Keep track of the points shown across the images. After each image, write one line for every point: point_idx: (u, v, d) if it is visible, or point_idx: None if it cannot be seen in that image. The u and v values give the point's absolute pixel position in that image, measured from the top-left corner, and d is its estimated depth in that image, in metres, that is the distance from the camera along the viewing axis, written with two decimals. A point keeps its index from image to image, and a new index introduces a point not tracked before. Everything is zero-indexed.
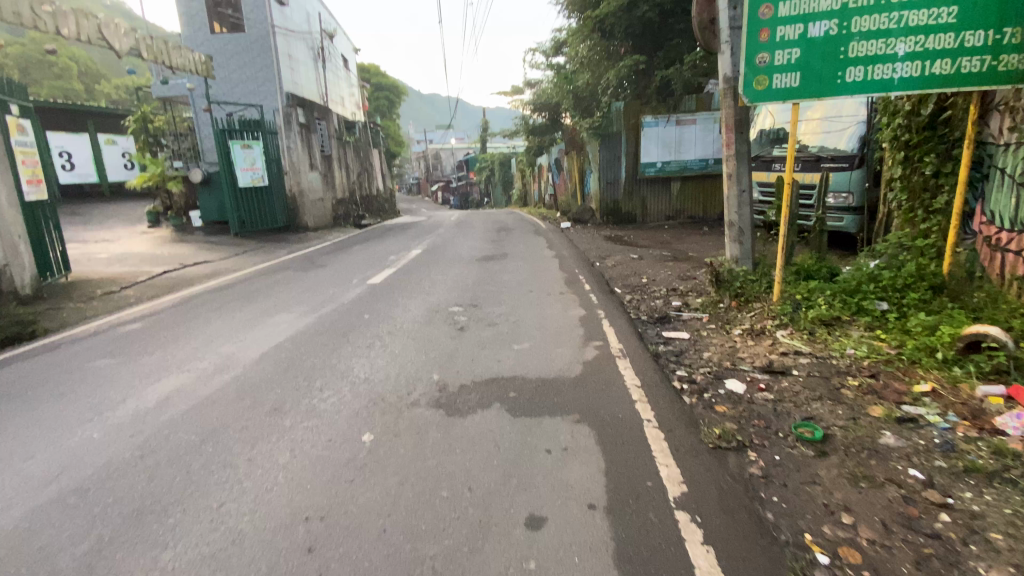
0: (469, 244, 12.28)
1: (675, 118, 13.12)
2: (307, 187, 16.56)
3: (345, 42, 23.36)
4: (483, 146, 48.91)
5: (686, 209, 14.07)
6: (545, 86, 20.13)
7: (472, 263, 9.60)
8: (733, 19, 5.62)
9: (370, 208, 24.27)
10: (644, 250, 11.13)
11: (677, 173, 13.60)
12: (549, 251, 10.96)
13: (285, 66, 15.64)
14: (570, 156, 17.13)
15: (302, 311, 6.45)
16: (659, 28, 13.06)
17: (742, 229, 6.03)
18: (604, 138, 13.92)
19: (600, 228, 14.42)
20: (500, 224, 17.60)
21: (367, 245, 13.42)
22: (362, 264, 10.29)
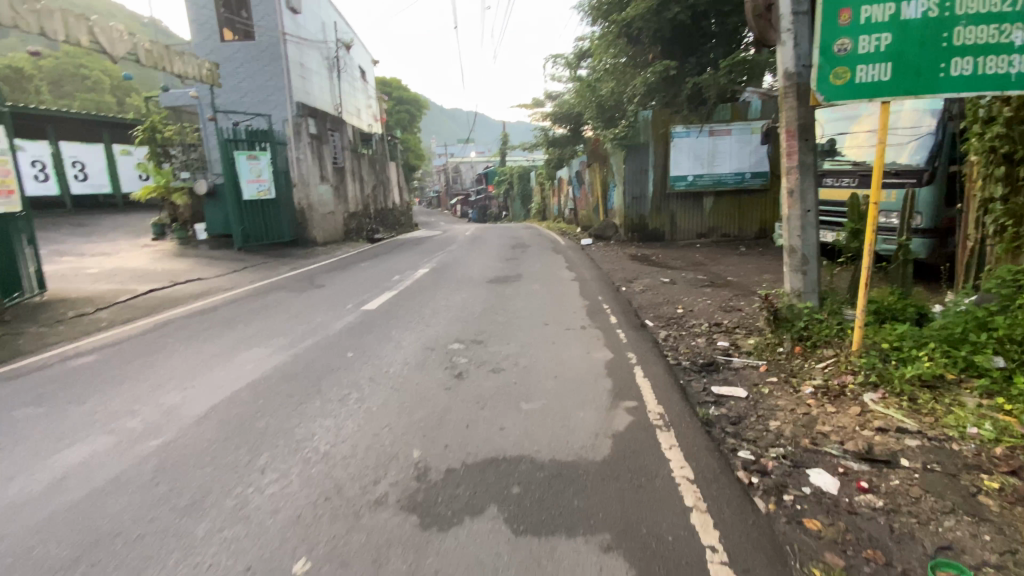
0: (482, 262, 11.33)
1: (708, 128, 12.11)
2: (317, 201, 15.70)
3: (363, 53, 22.92)
4: (504, 159, 48.31)
5: (719, 227, 12.93)
6: (568, 96, 19.20)
7: (483, 285, 8.62)
8: (795, 3, 4.62)
9: (385, 221, 23.56)
10: (675, 271, 10.03)
11: (710, 188, 12.49)
12: (570, 272, 9.92)
13: (297, 75, 15.07)
14: (593, 169, 16.14)
15: (279, 345, 5.53)
16: (691, 32, 12.07)
17: (807, 257, 4.94)
18: (630, 149, 13.01)
19: (625, 246, 13.36)
20: (518, 240, 16.66)
21: (375, 261, 12.56)
22: (364, 283, 9.42)
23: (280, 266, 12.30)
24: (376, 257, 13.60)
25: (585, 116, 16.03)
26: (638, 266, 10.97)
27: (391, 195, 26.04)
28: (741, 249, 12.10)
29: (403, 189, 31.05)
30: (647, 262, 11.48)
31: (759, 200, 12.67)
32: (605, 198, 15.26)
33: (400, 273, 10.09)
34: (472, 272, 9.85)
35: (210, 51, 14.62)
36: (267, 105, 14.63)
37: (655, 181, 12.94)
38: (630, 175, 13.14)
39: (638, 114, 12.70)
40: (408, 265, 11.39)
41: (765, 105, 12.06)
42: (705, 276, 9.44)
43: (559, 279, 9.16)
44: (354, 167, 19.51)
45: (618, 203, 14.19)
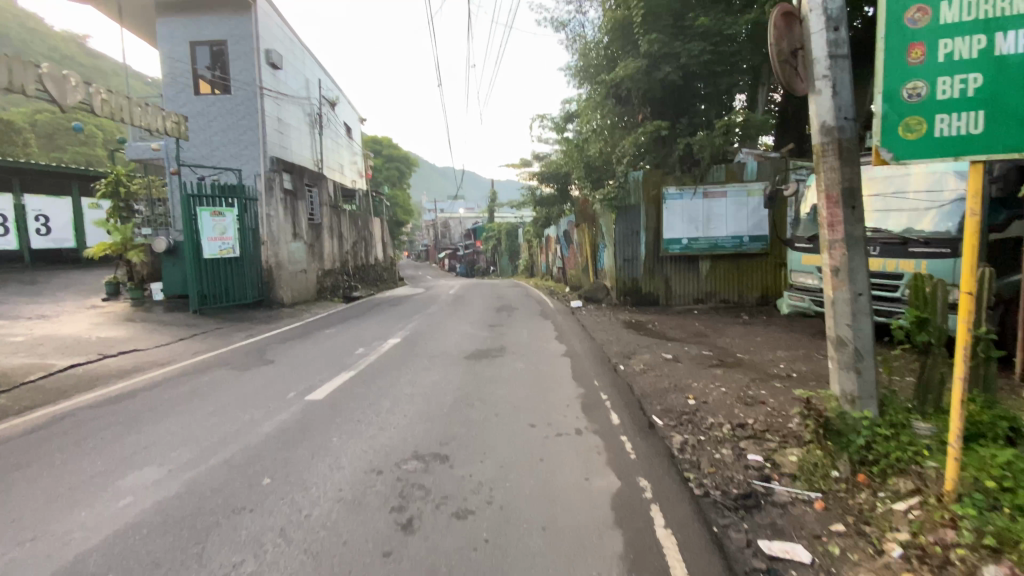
0: (461, 328, 10.18)
1: (702, 190, 11.41)
2: (287, 258, 14.66)
3: (350, 110, 22.56)
4: (491, 216, 48.24)
5: (718, 292, 11.97)
6: (556, 155, 18.78)
7: (459, 359, 7.44)
8: (833, 45, 3.85)
9: (364, 277, 22.47)
10: (677, 341, 8.96)
11: (706, 252, 11.66)
12: (559, 342, 8.80)
13: (274, 130, 14.38)
14: (581, 227, 15.30)
15: (184, 459, 4.23)
16: (685, 92, 11.63)
17: (861, 351, 3.90)
18: (620, 211, 12.10)
19: (617, 310, 12.34)
20: (503, 300, 15.60)
21: (343, 326, 11.36)
22: (320, 356, 8.12)
23: (237, 332, 11.06)
24: (347, 320, 12.43)
25: (573, 176, 15.41)
26: (634, 333, 9.89)
27: (373, 251, 25.11)
28: (744, 316, 11.13)
29: (387, 244, 30.21)
30: (643, 328, 10.40)
31: (759, 264, 11.75)
32: (595, 258, 14.34)
33: (366, 343, 8.88)
34: (448, 342, 8.67)
35: (182, 104, 13.93)
36: (239, 159, 13.80)
37: (648, 243, 12.03)
38: (621, 236, 12.20)
39: (628, 174, 11.85)
40: (379, 332, 10.18)
41: (760, 168, 11.51)
42: (711, 350, 8.37)
43: (546, 352, 7.99)
44: (333, 223, 18.60)
45: (608, 264, 13.22)
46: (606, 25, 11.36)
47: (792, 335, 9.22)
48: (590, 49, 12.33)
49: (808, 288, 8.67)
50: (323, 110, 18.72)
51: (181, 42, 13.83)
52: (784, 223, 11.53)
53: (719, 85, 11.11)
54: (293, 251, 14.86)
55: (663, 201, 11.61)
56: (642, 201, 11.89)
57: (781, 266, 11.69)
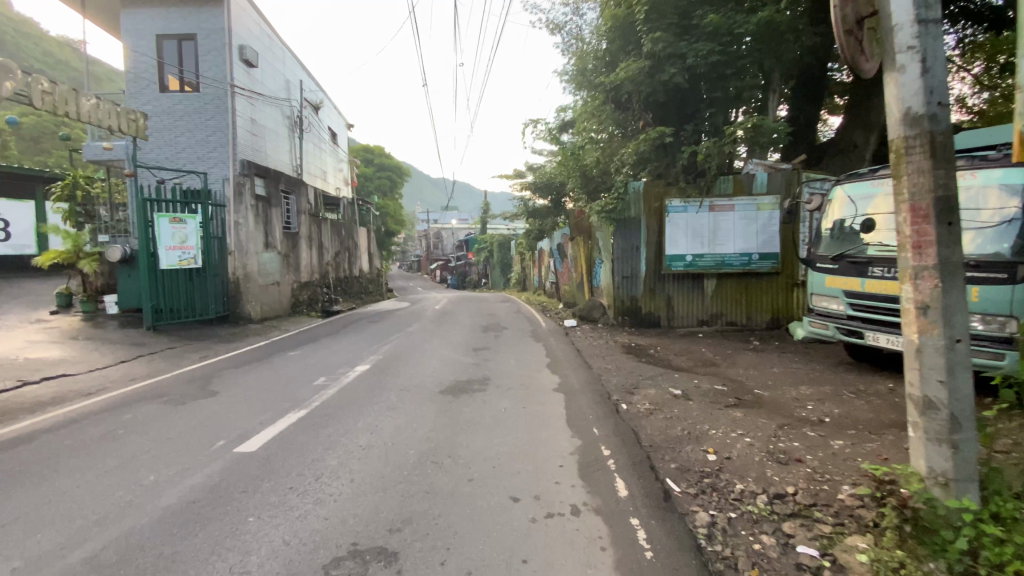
0: (442, 352, 9.06)
1: (708, 202, 10.50)
2: (258, 269, 13.45)
3: (336, 115, 21.51)
4: (484, 228, 47.29)
5: (725, 313, 10.99)
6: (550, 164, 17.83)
7: (433, 393, 6.33)
8: (920, 7, 2.85)
9: (347, 290, 21.29)
10: (684, 372, 7.91)
11: (713, 269, 10.72)
12: (550, 370, 7.71)
13: (246, 131, 13.30)
14: (576, 240, 14.27)
15: (38, 555, 3.14)
16: (689, 97, 10.75)
17: (959, 419, 2.88)
18: (619, 224, 11.12)
19: (614, 332, 11.29)
20: (491, 317, 14.52)
21: (311, 347, 10.21)
22: (273, 387, 6.97)
23: (191, 352, 9.89)
24: (317, 340, 11.29)
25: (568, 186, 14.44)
26: (636, 360, 8.83)
27: (358, 262, 23.96)
28: (755, 342, 10.12)
29: (375, 254, 29.03)
30: (644, 353, 9.34)
31: (769, 284, 10.80)
32: (591, 273, 13.29)
33: (332, 370, 7.76)
34: (424, 371, 7.55)
35: (145, 102, 12.86)
36: (206, 162, 12.74)
37: (650, 259, 11.02)
38: (620, 251, 11.19)
39: (628, 184, 10.87)
40: (348, 355, 9.05)
41: (771, 180, 10.62)
42: (723, 384, 7.34)
43: (535, 384, 6.90)
44: (314, 232, 17.47)
45: (605, 281, 12.20)
46: (605, 22, 10.47)
47: (813, 367, 8.20)
48: (588, 49, 11.43)
49: (831, 313, 7.71)
50: (306, 113, 17.68)
51: (145, 35, 12.79)
52: (797, 241, 10.62)
53: (728, 90, 10.22)
54: (265, 262, 13.73)
55: (665, 214, 10.65)
56: (643, 214, 10.92)
57: (793, 287, 10.74)
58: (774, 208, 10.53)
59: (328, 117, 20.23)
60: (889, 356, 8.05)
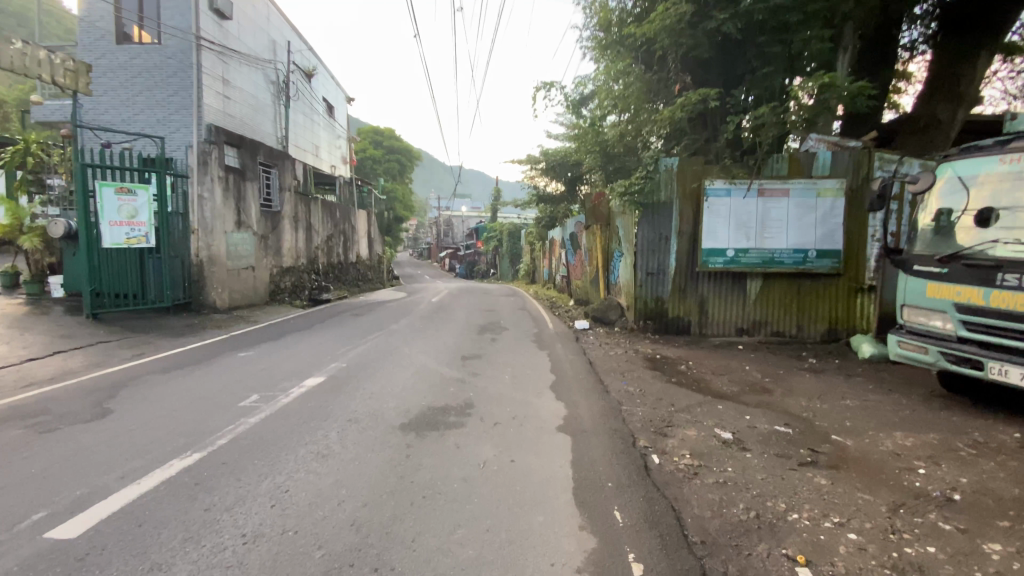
0: (422, 360, 7.31)
1: (757, 185, 8.59)
2: (228, 251, 11.80)
3: (333, 86, 19.64)
4: (494, 215, 45.49)
5: (769, 322, 9.10)
6: (566, 143, 15.92)
7: (390, 428, 4.59)
8: None
9: (341, 276, 19.61)
10: (728, 402, 6.08)
11: (759, 269, 8.80)
12: (554, 393, 5.93)
13: (216, 91, 11.56)
14: (592, 230, 12.36)
15: None
16: (737, 55, 8.75)
17: None
18: (644, 209, 9.22)
19: (634, 340, 9.44)
20: (493, 313, 12.73)
21: (270, 345, 8.54)
22: (187, 407, 5.29)
23: (128, 348, 8.29)
24: (283, 335, 9.64)
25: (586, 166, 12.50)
26: (664, 380, 6.98)
27: (357, 247, 22.30)
28: (809, 360, 8.21)
29: (376, 238, 27.30)
30: (673, 371, 7.49)
31: (826, 288, 8.85)
32: (608, 268, 11.40)
33: (274, 383, 6.05)
34: (390, 389, 5.80)
35: (101, 55, 11.18)
36: (167, 126, 11.05)
37: (681, 253, 9.11)
38: (645, 242, 9.29)
39: (659, 161, 8.95)
40: (307, 360, 7.34)
41: (836, 160, 8.62)
42: (785, 422, 5.48)
43: (532, 416, 5.10)
44: (303, 212, 15.76)
45: (626, 278, 10.32)
46: None
47: (896, 400, 6.31)
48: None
49: (933, 333, 5.78)
50: (296, 79, 15.91)
51: None
52: (865, 236, 8.66)
53: (789, 45, 8.22)
54: (237, 243, 12.07)
55: (702, 198, 8.74)
56: (675, 198, 9.01)
57: (857, 292, 8.78)
58: (839, 195, 8.56)
59: (324, 87, 18.43)
60: (1002, 390, 6.11)
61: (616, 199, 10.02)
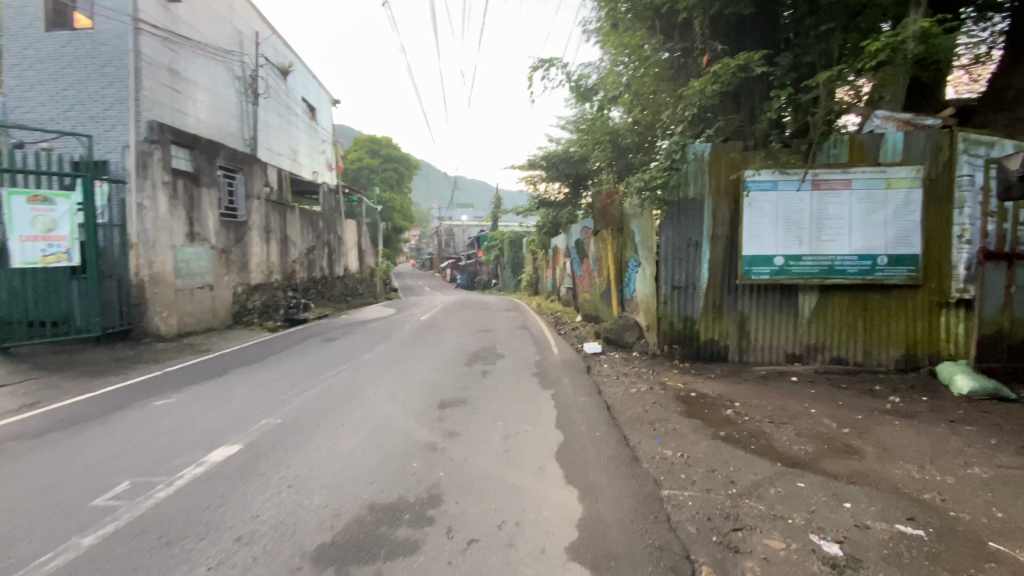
0: (387, 409, 5.56)
1: (811, 175, 6.88)
2: (181, 268, 10.14)
3: (314, 85, 18.00)
4: (495, 224, 43.90)
5: (827, 346, 7.32)
6: (569, 140, 14.23)
7: (296, 561, 2.84)
8: None
9: (324, 292, 17.85)
10: (811, 477, 4.28)
11: (815, 281, 7.03)
12: (561, 466, 4.16)
13: (159, 82, 9.92)
14: (601, 236, 10.61)
15: None
16: (784, 14, 7.01)
17: None
18: (670, 209, 7.44)
19: (659, 369, 7.66)
20: (488, 332, 10.93)
21: (204, 387, 6.81)
22: (19, 507, 3.58)
23: (23, 394, 6.59)
24: (230, 369, 7.92)
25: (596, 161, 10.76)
26: (709, 435, 5.20)
27: (345, 259, 20.67)
28: (888, 396, 6.40)
29: (369, 250, 25.54)
30: (717, 419, 5.70)
31: (900, 303, 7.06)
32: (622, 281, 9.64)
33: (170, 459, 4.32)
34: (327, 468, 4.05)
35: (26, 43, 9.61)
36: (100, 124, 9.43)
37: (715, 262, 7.35)
38: (670, 249, 7.55)
39: (686, 146, 7.18)
40: (236, 413, 5.59)
41: (909, 142, 6.87)
42: (907, 517, 3.68)
43: (528, 521, 3.33)
44: (276, 222, 14.06)
45: (644, 292, 8.56)
46: None
47: None
48: None
49: None
50: (270, 74, 14.29)
51: None
52: (949, 237, 6.87)
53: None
54: (191, 258, 10.41)
55: (741, 193, 7.00)
56: (706, 192, 7.25)
57: (940, 307, 6.97)
58: (914, 185, 6.80)
59: (303, 85, 16.82)
60: None
61: (632, 196, 8.28)
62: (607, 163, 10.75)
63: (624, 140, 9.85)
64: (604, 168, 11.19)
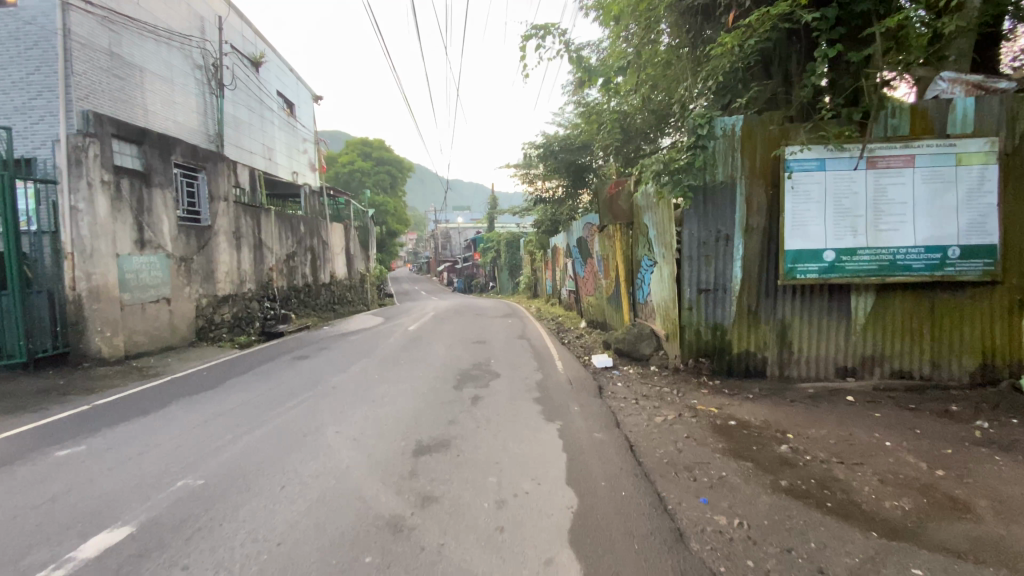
0: (345, 458, 4.29)
1: (867, 150, 5.65)
2: (131, 279, 8.88)
3: (292, 79, 16.72)
4: (492, 225, 42.63)
5: (884, 357, 6.09)
6: (569, 129, 12.99)
7: None
8: None
9: (307, 300, 16.53)
10: (928, 558, 3.03)
11: (873, 278, 5.78)
12: (577, 556, 2.90)
13: (94, 67, 8.62)
14: (608, 233, 9.39)
15: None
16: None
17: None
18: (694, 196, 6.18)
19: (684, 388, 6.43)
20: (484, 344, 9.68)
21: (132, 427, 5.56)
22: None
23: None
24: (174, 398, 6.66)
25: (601, 147, 9.50)
26: (767, 485, 3.94)
27: (332, 266, 19.38)
28: (975, 419, 5.15)
29: (359, 254, 24.21)
30: (770, 459, 4.45)
31: (974, 304, 5.81)
32: (633, 282, 8.41)
33: (23, 556, 3.06)
34: (238, 571, 2.80)
35: None
36: (27, 116, 8.15)
37: (749, 259, 6.12)
38: (694, 245, 6.33)
39: (713, 119, 5.92)
40: (152, 469, 4.33)
41: (981, 108, 5.58)
42: None
43: None
44: (250, 225, 12.77)
45: (662, 296, 7.30)
46: None
47: None
48: None
49: None
50: (239, 64, 13.00)
51: None
52: None
53: None
54: (143, 268, 9.14)
55: (781, 170, 5.76)
56: (739, 174, 5.99)
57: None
58: (989, 161, 5.53)
59: (279, 78, 15.53)
60: None
61: (647, 184, 7.04)
62: (614, 149, 9.47)
63: (635, 121, 8.57)
64: (610, 156, 9.91)
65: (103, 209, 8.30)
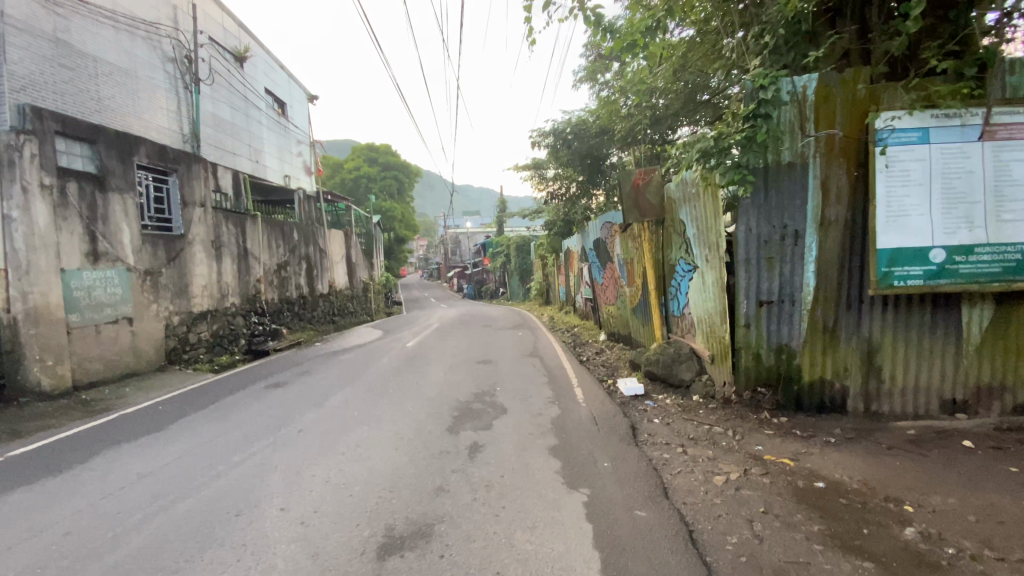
0: (282, 562, 2.97)
1: (983, 117, 4.23)
2: (83, 297, 7.70)
3: (284, 76, 15.54)
4: (501, 229, 41.29)
5: (1007, 388, 4.65)
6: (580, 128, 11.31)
7: None
8: None
9: (302, 313, 15.32)
10: None
11: (997, 286, 4.30)
12: None
13: (33, 53, 7.47)
14: (632, 232, 8.00)
15: None
16: None
17: None
18: (756, 181, 4.74)
19: (742, 430, 5.01)
20: (490, 363, 8.29)
21: (32, 492, 4.30)
22: None
23: None
24: (108, 445, 5.43)
25: (628, 131, 8.08)
26: None
27: (332, 275, 18.17)
28: None
29: (362, 262, 23.00)
30: (899, 555, 3.05)
31: None
32: (666, 290, 7.01)
33: None
34: None
35: None
36: None
37: (827, 262, 4.71)
38: (753, 245, 4.93)
39: (780, 79, 4.49)
40: (14, 574, 3.07)
41: None
42: None
43: None
44: (233, 233, 11.58)
45: (708, 309, 5.89)
46: None
47: None
48: None
49: None
50: (220, 57, 11.82)
51: None
52: None
53: None
54: (97, 284, 7.96)
55: (870, 143, 4.35)
56: (813, 152, 4.58)
57: None
58: None
59: (268, 73, 14.35)
60: None
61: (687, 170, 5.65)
62: (644, 133, 8.05)
63: (667, 97, 7.15)
64: (638, 142, 8.50)
65: (45, 217, 7.14)
